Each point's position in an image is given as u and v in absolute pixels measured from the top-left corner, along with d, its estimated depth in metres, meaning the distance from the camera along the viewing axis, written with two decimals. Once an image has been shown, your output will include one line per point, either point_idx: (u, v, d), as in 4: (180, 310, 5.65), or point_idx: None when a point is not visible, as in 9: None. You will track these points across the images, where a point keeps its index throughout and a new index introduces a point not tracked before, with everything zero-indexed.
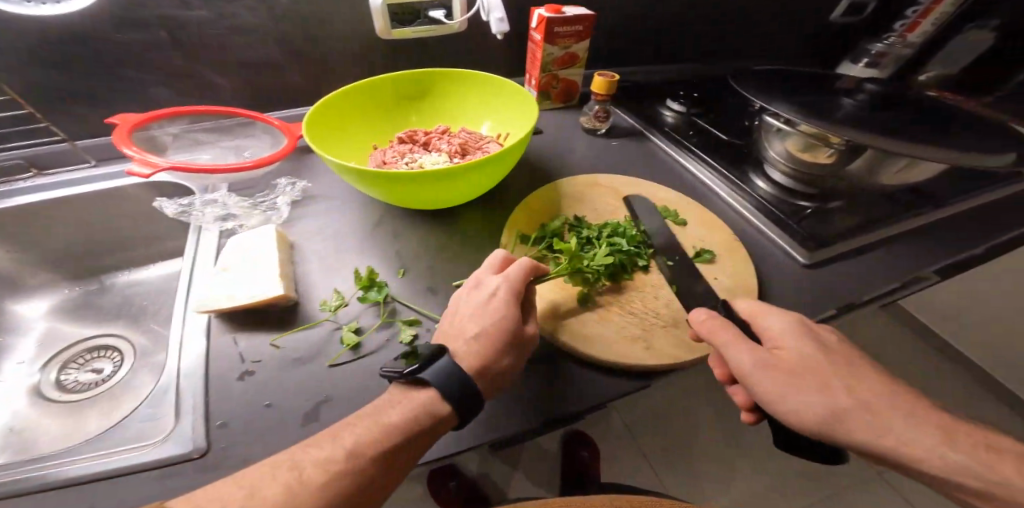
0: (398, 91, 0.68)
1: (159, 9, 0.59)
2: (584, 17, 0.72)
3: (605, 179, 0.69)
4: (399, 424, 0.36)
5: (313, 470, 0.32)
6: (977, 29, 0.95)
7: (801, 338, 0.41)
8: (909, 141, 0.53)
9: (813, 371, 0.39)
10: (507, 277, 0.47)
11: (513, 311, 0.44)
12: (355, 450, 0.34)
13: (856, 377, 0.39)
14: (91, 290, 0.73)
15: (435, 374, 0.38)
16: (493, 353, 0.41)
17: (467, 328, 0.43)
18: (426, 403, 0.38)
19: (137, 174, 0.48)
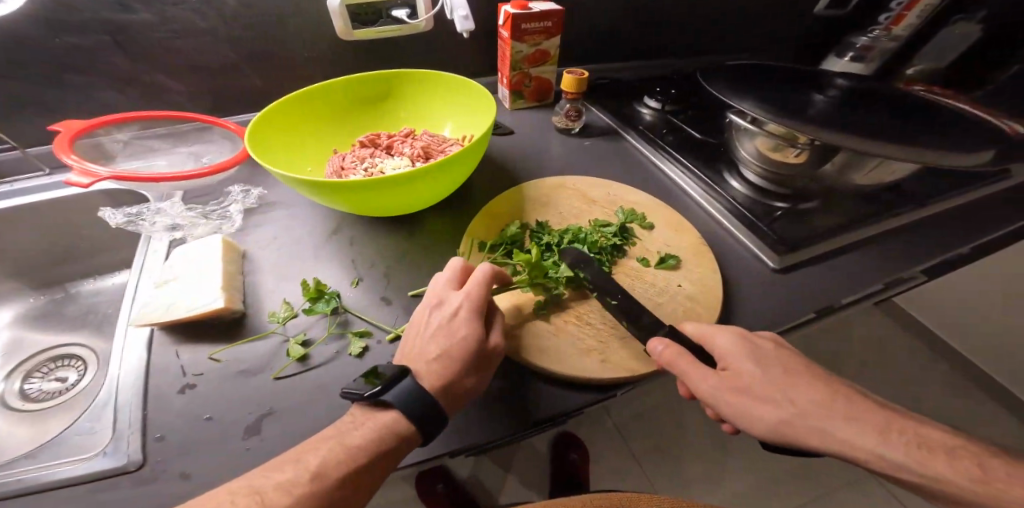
0: (359, 95, 0.67)
1: (98, 13, 0.58)
2: (552, 13, 0.71)
3: (572, 182, 0.68)
4: (365, 445, 0.35)
5: (277, 495, 0.31)
6: (965, 21, 0.95)
7: (749, 356, 0.40)
8: (882, 139, 0.52)
9: (759, 390, 0.38)
10: (468, 291, 0.44)
11: (474, 325, 0.42)
12: (320, 472, 0.33)
13: (795, 390, 0.38)
14: (56, 299, 0.72)
15: (399, 395, 0.37)
16: (456, 372, 0.40)
17: (428, 347, 0.41)
18: (390, 424, 0.36)
19: (72, 185, 0.48)
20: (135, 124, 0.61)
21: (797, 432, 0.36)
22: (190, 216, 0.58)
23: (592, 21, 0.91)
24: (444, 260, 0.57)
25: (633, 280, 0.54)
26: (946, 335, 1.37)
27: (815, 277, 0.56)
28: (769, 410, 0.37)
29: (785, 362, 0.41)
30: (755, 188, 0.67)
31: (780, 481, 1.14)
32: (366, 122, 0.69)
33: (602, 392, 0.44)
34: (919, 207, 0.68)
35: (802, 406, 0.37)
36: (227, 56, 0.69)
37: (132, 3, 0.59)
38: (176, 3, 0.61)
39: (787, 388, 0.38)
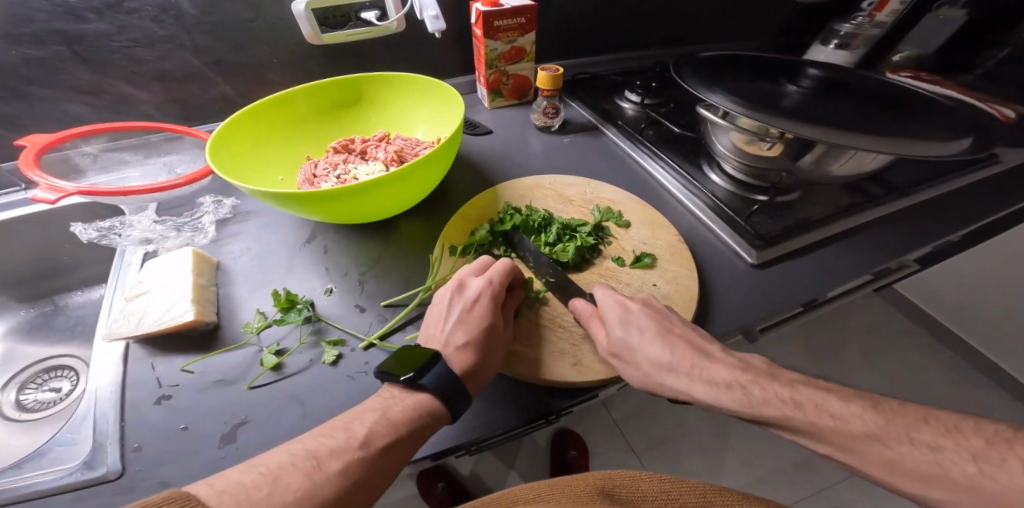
0: (330, 99, 0.67)
1: (49, 24, 0.58)
2: (524, 9, 0.71)
3: (550, 181, 0.68)
4: (407, 418, 0.37)
5: (331, 460, 0.32)
6: (948, 6, 0.97)
7: (621, 324, 0.44)
8: (852, 134, 0.52)
9: (626, 354, 0.43)
10: (489, 281, 0.49)
11: (495, 314, 0.46)
12: (367, 440, 0.34)
13: (648, 349, 0.42)
14: (46, 311, 0.71)
15: (435, 379, 0.39)
16: (482, 354, 0.43)
17: (455, 334, 0.44)
18: (427, 401, 0.38)
19: (41, 202, 0.50)
20: (102, 136, 0.62)
21: (725, 398, 0.40)
22: (162, 230, 0.59)
23: (569, 15, 0.90)
24: (416, 266, 0.57)
25: (607, 280, 0.54)
26: (945, 322, 1.35)
27: (795, 271, 0.56)
28: (631, 367, 0.43)
29: (649, 323, 0.45)
30: (735, 180, 0.67)
31: (779, 472, 1.14)
32: (340, 125, 0.69)
33: (579, 396, 0.44)
34: (903, 195, 0.67)
35: (705, 371, 0.41)
36: (191, 63, 0.69)
37: (85, 13, 0.59)
38: (132, 11, 0.61)
39: (646, 348, 0.42)
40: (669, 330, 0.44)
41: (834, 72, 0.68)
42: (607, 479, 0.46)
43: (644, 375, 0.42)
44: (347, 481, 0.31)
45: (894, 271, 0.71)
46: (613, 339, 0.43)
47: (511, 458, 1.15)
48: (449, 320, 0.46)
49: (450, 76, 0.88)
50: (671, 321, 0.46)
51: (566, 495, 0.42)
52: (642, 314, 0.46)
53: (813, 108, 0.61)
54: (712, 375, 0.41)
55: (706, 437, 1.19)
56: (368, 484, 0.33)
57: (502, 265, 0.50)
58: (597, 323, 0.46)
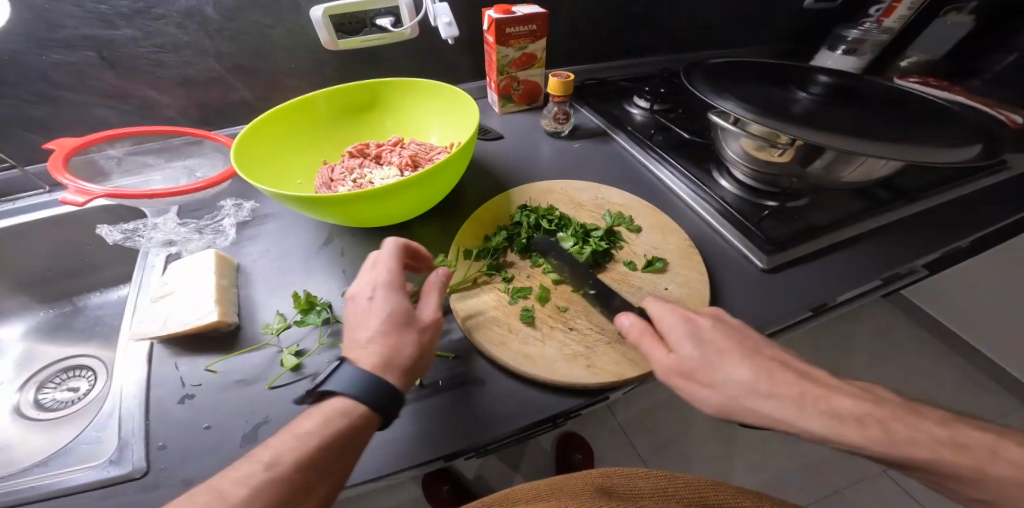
0: (347, 104, 0.68)
1: (80, 30, 0.59)
2: (536, 16, 0.72)
3: (562, 186, 0.69)
4: (318, 430, 0.34)
5: (234, 489, 0.30)
6: (955, 12, 0.99)
7: (690, 338, 0.41)
8: (863, 140, 0.53)
9: (701, 373, 0.39)
10: (382, 271, 0.44)
11: (396, 297, 0.42)
12: (275, 462, 0.32)
13: (731, 368, 0.39)
14: (65, 311, 0.72)
15: (342, 383, 0.36)
16: (395, 343, 0.39)
17: (360, 333, 0.40)
18: (338, 407, 0.36)
19: (70, 204, 0.51)
20: (127, 140, 0.64)
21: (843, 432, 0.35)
22: (185, 232, 0.60)
23: (581, 22, 0.91)
24: None
25: (619, 284, 0.55)
26: (953, 327, 1.34)
27: (807, 276, 0.56)
28: (710, 391, 0.39)
29: (727, 340, 0.41)
30: (746, 187, 0.68)
31: (785, 477, 1.14)
32: (356, 131, 0.70)
33: (590, 398, 0.45)
34: (912, 201, 0.67)
35: (800, 396, 0.37)
36: (213, 69, 0.70)
37: (114, 19, 0.60)
38: (159, 18, 0.62)
39: (728, 368, 0.39)
40: (745, 351, 0.41)
41: (844, 78, 0.69)
42: (605, 477, 0.46)
43: (729, 399, 0.38)
44: (256, 504, 0.30)
45: (903, 276, 0.72)
46: (686, 356, 0.40)
47: (517, 461, 1.15)
48: (353, 317, 0.42)
49: (462, 81, 0.90)
50: (751, 341, 0.43)
51: (563, 492, 0.42)
52: (719, 329, 0.42)
53: (825, 114, 0.62)
54: (835, 406, 0.36)
55: (712, 441, 1.19)
56: (298, 503, 0.31)
57: (391, 250, 0.46)
58: (655, 340, 0.42)
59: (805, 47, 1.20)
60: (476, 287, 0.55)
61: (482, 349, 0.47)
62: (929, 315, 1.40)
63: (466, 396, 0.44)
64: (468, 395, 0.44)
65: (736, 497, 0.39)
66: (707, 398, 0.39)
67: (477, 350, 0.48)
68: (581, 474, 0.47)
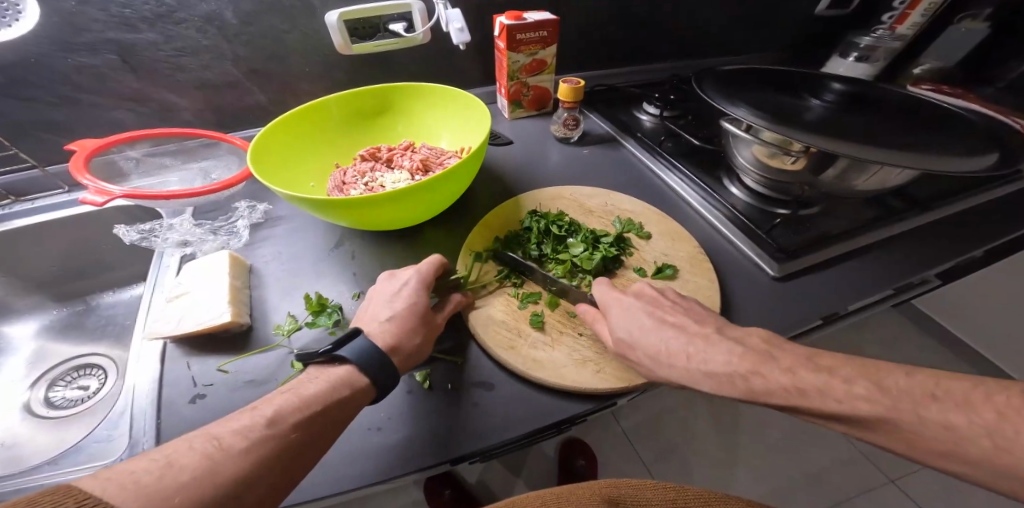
0: (360, 108, 0.69)
1: (104, 34, 0.61)
2: (547, 22, 0.72)
3: (571, 191, 0.69)
4: (322, 393, 0.36)
5: (234, 438, 0.30)
6: (969, 19, 0.98)
7: (621, 316, 0.45)
8: (877, 148, 0.53)
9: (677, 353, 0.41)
10: (418, 269, 0.50)
11: (424, 293, 0.47)
12: (275, 419, 0.32)
13: (649, 340, 0.43)
14: (79, 310, 0.74)
15: (353, 352, 0.39)
16: (407, 329, 0.44)
17: (382, 311, 0.45)
18: (345, 375, 0.38)
19: (89, 204, 0.52)
20: (146, 142, 0.65)
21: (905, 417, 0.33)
22: (200, 233, 0.61)
23: (591, 28, 0.92)
24: None
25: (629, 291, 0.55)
26: (964, 338, 1.32)
27: (819, 284, 0.56)
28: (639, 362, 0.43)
29: (648, 318, 0.45)
30: (757, 195, 0.68)
31: (792, 487, 1.12)
32: (367, 135, 0.71)
33: (599, 403, 0.45)
34: (925, 210, 0.66)
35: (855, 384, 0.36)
36: (230, 73, 0.72)
37: (137, 23, 0.62)
38: (180, 22, 0.64)
39: (650, 339, 0.43)
40: (667, 324, 0.44)
41: (857, 86, 0.68)
42: (612, 486, 0.45)
43: (647, 372, 0.43)
44: (254, 457, 0.29)
45: (915, 286, 0.71)
46: (615, 333, 0.45)
47: (519, 466, 1.15)
48: (381, 299, 0.47)
49: (472, 86, 0.90)
50: (671, 310, 0.46)
51: (570, 504, 0.41)
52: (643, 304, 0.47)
53: (837, 122, 0.62)
54: (711, 365, 0.39)
55: (717, 449, 1.18)
56: (287, 464, 0.31)
57: (435, 258, 0.51)
58: (597, 320, 0.47)
59: (815, 53, 1.19)
60: (485, 292, 0.55)
61: (492, 353, 0.47)
62: (940, 325, 1.38)
63: (475, 400, 0.44)
64: (476, 399, 0.44)
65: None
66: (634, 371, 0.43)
67: (487, 354, 0.48)
68: (589, 484, 0.46)
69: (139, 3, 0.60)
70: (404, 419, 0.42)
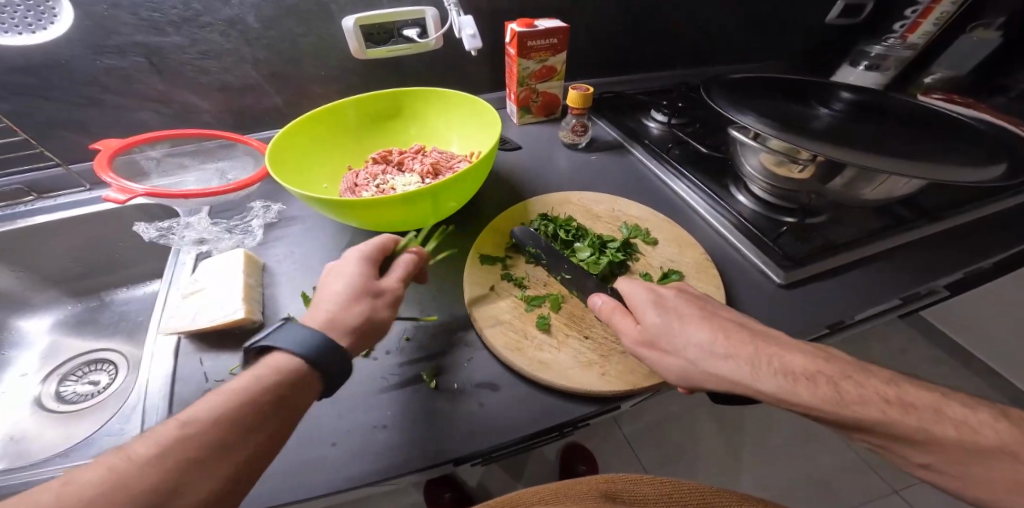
0: (373, 112, 0.71)
1: (133, 37, 0.63)
2: (557, 30, 0.73)
3: (578, 197, 0.70)
4: (252, 382, 0.32)
5: (141, 447, 0.26)
6: (982, 28, 0.99)
7: (654, 305, 0.44)
8: (891, 158, 0.54)
9: (702, 355, 0.39)
10: (356, 249, 0.46)
11: (364, 266, 0.43)
12: (195, 418, 0.28)
13: (685, 335, 0.41)
14: (92, 306, 0.75)
15: (285, 337, 0.35)
16: (346, 305, 0.39)
17: (320, 294, 0.41)
18: (278, 361, 0.34)
19: (112, 201, 0.53)
20: (166, 142, 0.67)
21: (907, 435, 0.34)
22: (215, 232, 0.63)
23: (602, 35, 0.93)
24: (450, 274, 0.59)
25: None
26: (973, 350, 1.31)
27: (825, 293, 0.56)
28: (672, 359, 0.41)
29: (689, 308, 0.43)
30: (764, 203, 0.68)
31: (795, 498, 1.10)
32: (380, 138, 0.72)
33: (603, 405, 0.45)
34: (935, 220, 0.66)
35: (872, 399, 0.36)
36: (250, 76, 0.74)
37: (164, 27, 0.64)
38: (205, 26, 0.66)
39: (684, 332, 0.41)
40: (694, 317, 0.42)
41: (865, 96, 0.68)
42: (607, 481, 0.45)
43: (689, 364, 0.40)
44: (171, 460, 0.26)
45: (923, 297, 0.70)
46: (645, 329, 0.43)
47: (519, 470, 1.14)
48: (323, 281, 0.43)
49: (483, 91, 0.92)
50: (711, 311, 0.44)
51: (567, 499, 0.42)
52: (676, 298, 0.45)
53: (846, 131, 0.62)
54: (785, 363, 0.38)
55: (720, 458, 1.17)
56: (224, 457, 0.28)
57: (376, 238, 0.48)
58: (621, 314, 0.45)
59: (825, 62, 1.20)
60: (493, 294, 0.55)
61: (500, 354, 0.48)
62: (949, 336, 1.37)
63: (476, 402, 0.45)
64: (479, 402, 0.45)
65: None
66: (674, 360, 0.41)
67: (493, 354, 0.49)
68: (584, 480, 0.47)
69: (167, 7, 0.62)
70: (410, 419, 0.43)
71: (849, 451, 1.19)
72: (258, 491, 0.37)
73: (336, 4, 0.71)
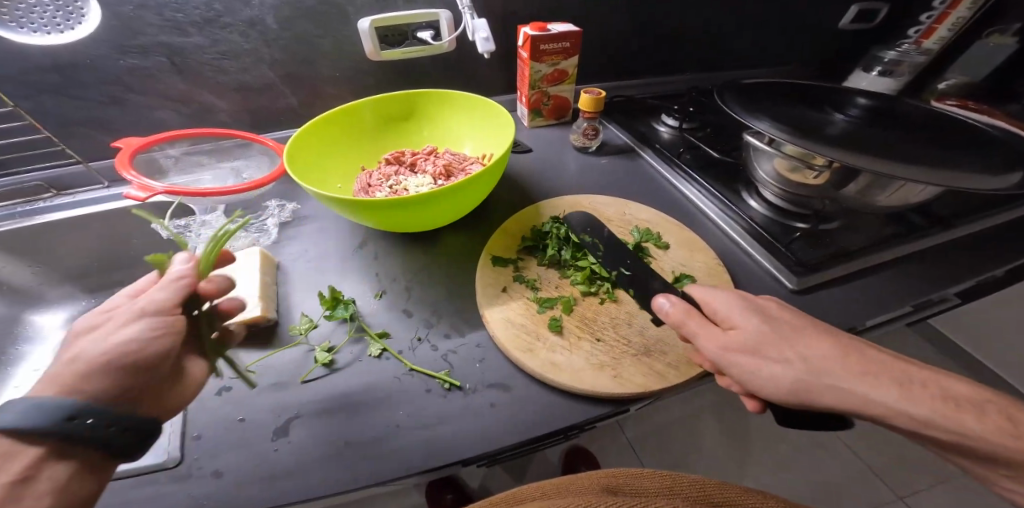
0: (387, 114, 0.71)
1: (157, 37, 0.64)
2: (571, 34, 0.74)
3: (589, 200, 0.70)
4: None
5: None
6: (998, 33, 0.99)
7: (752, 312, 0.41)
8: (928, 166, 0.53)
9: (821, 366, 0.37)
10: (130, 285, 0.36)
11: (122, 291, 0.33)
12: None
13: (806, 347, 0.38)
14: (106, 302, 0.76)
15: None
16: (85, 346, 0.29)
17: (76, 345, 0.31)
18: None
19: (133, 198, 0.54)
20: (184, 141, 0.68)
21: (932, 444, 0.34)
22: (231, 230, 0.64)
23: (614, 39, 0.93)
24: (462, 275, 0.60)
25: None
26: (983, 360, 1.29)
27: (838, 298, 0.56)
28: (784, 370, 0.37)
29: (788, 318, 0.41)
30: (776, 209, 0.68)
31: None
32: (393, 140, 0.73)
33: (615, 407, 0.45)
34: (948, 228, 0.66)
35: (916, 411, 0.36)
36: (267, 76, 0.75)
37: (187, 27, 0.65)
38: (225, 26, 0.67)
39: (799, 343, 0.38)
40: (798, 328, 0.40)
41: (879, 102, 0.68)
42: (611, 476, 0.42)
43: (804, 376, 0.36)
44: None
45: (935, 304, 0.70)
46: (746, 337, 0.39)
47: (522, 473, 1.14)
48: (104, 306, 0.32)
49: (495, 93, 0.92)
50: (806, 320, 0.41)
51: (567, 491, 0.38)
52: (778, 308, 0.42)
53: (861, 137, 0.62)
54: (901, 379, 0.36)
55: (725, 464, 1.16)
56: None
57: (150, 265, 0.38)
58: (700, 320, 0.41)
59: (836, 68, 1.19)
60: (505, 296, 0.56)
61: (512, 356, 0.48)
62: (958, 345, 1.35)
63: (488, 403, 0.45)
64: (490, 403, 0.45)
65: (740, 494, 0.33)
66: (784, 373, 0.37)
67: (505, 355, 0.49)
68: (587, 475, 0.43)
69: (190, 8, 0.63)
70: (423, 418, 0.43)
71: (855, 460, 1.18)
72: (275, 486, 0.38)
73: (353, 6, 0.72)
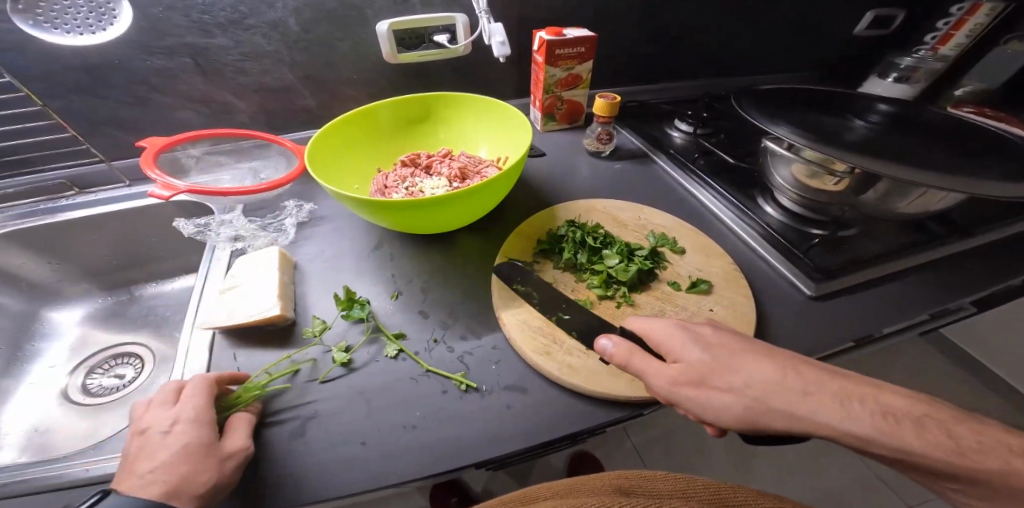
0: (403, 116, 0.72)
1: (183, 38, 0.65)
2: (586, 39, 0.74)
3: (604, 205, 0.70)
4: None
5: None
6: (1018, 40, 0.97)
7: (691, 342, 0.41)
8: (945, 173, 0.53)
9: (769, 391, 0.36)
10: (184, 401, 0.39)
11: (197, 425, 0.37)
12: None
13: (750, 369, 0.38)
14: (121, 300, 0.76)
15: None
16: (181, 475, 0.34)
17: (146, 461, 0.35)
18: None
19: (156, 197, 0.55)
20: (205, 141, 0.69)
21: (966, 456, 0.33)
22: (250, 229, 0.64)
23: (629, 44, 0.93)
24: (478, 277, 0.60)
25: (662, 303, 0.55)
26: (998, 371, 1.27)
27: (856, 305, 0.55)
28: (736, 398, 0.37)
29: (730, 343, 0.41)
30: (793, 215, 0.67)
31: None
32: (408, 142, 0.73)
33: (632, 411, 0.45)
34: (967, 236, 0.65)
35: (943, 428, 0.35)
36: (286, 78, 0.75)
37: (212, 29, 0.66)
38: (249, 28, 0.68)
39: (742, 367, 0.38)
40: (737, 353, 0.40)
41: (897, 109, 0.68)
42: (625, 478, 0.41)
43: (751, 401, 0.37)
44: None
45: (952, 313, 0.69)
46: (690, 364, 0.39)
47: (527, 476, 1.13)
48: (153, 440, 0.37)
49: (509, 96, 0.93)
50: (749, 344, 0.41)
51: (580, 489, 0.38)
52: (721, 335, 0.42)
53: (879, 144, 0.62)
54: (880, 402, 0.35)
55: (732, 472, 1.14)
56: None
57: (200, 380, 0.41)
58: (641, 355, 0.41)
59: (849, 75, 1.19)
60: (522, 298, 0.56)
61: (529, 358, 0.48)
62: (971, 356, 1.33)
63: (503, 405, 0.45)
64: (505, 405, 0.45)
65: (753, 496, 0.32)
66: (729, 404, 0.37)
67: (521, 357, 0.49)
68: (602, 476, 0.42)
69: (216, 10, 0.64)
70: (439, 419, 0.43)
71: (867, 472, 1.16)
72: (293, 483, 0.38)
73: (372, 9, 0.72)
